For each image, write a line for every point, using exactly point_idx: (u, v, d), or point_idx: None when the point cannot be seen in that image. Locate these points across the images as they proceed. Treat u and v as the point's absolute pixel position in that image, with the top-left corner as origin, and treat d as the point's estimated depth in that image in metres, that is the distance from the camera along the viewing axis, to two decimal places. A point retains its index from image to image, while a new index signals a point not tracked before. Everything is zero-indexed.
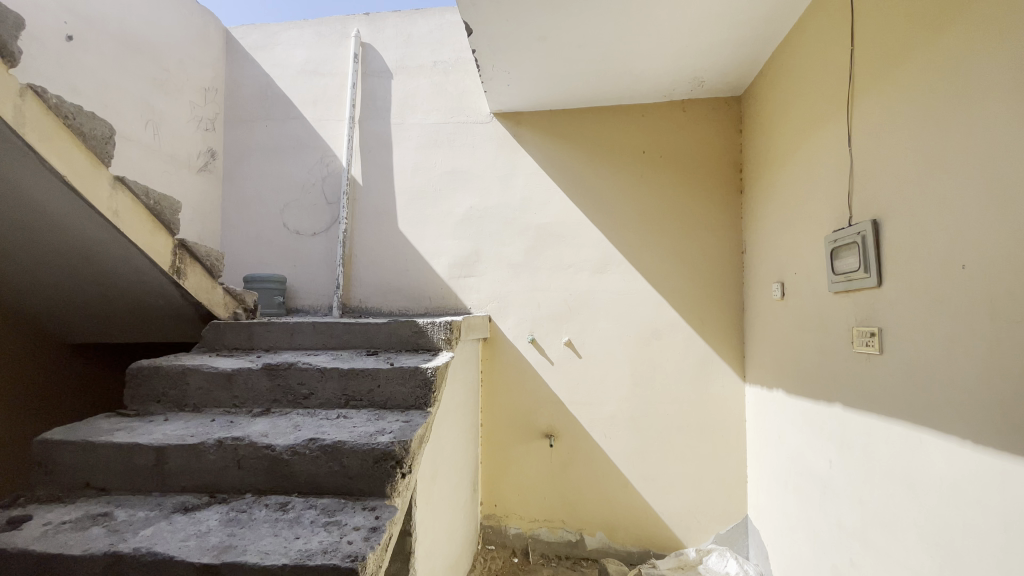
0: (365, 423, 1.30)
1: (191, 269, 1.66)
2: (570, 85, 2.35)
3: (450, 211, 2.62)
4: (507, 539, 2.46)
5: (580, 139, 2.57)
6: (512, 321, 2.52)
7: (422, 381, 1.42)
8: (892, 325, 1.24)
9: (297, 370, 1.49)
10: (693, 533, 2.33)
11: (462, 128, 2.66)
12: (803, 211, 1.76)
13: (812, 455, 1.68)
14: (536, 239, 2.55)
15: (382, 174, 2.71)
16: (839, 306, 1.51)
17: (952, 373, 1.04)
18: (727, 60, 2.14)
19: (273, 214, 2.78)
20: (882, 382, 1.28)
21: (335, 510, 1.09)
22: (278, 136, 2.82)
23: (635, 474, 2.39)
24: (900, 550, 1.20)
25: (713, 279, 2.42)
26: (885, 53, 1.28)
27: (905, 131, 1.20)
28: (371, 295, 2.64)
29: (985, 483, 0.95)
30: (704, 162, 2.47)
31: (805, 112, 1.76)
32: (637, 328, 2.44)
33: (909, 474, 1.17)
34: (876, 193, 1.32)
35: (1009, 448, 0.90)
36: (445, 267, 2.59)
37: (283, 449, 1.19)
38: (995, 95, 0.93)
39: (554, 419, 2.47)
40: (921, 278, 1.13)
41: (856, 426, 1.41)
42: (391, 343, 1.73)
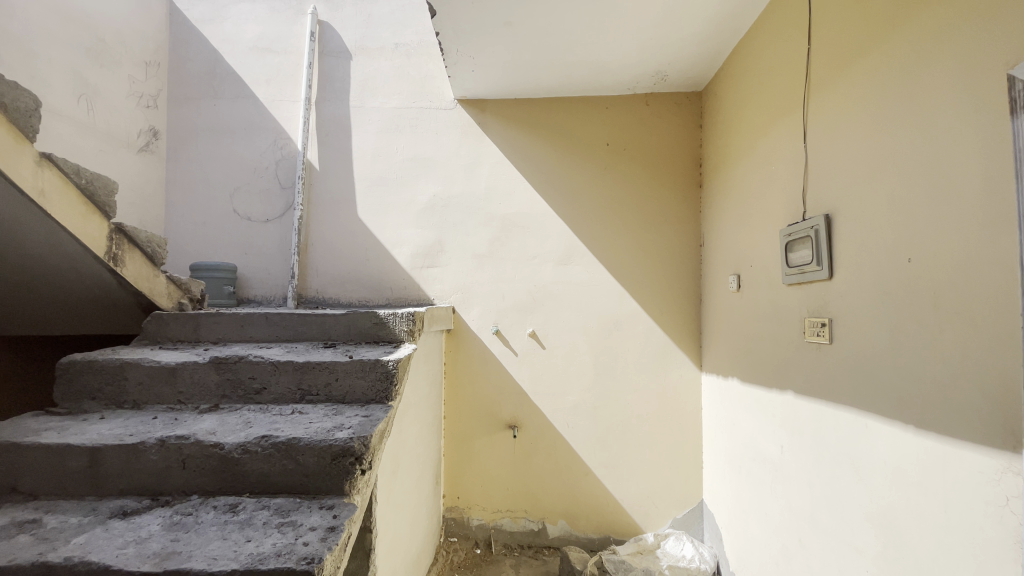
0: (322, 419, 1.25)
1: (130, 255, 1.54)
2: (536, 74, 2.33)
3: (413, 198, 2.56)
4: (469, 531, 2.46)
5: (545, 130, 2.55)
6: (476, 312, 2.49)
7: (383, 373, 1.38)
8: (842, 317, 1.29)
9: (248, 363, 1.41)
10: (651, 518, 2.40)
11: (425, 114, 2.59)
12: (759, 206, 1.81)
13: (764, 440, 1.75)
14: (500, 229, 2.52)
15: (340, 159, 2.60)
16: (792, 298, 1.56)
17: (897, 362, 1.09)
18: (690, 55, 2.17)
19: (222, 199, 2.63)
20: (832, 370, 1.34)
21: (289, 510, 1.04)
22: (227, 116, 2.66)
23: (596, 463, 2.43)
24: (846, 529, 1.26)
25: (674, 271, 2.47)
26: (840, 53, 1.32)
27: (858, 129, 1.24)
28: (328, 285, 2.55)
29: (926, 466, 1.01)
30: (665, 156, 2.51)
31: (764, 107, 1.80)
32: (599, 319, 2.46)
33: (856, 457, 1.23)
34: (829, 189, 1.36)
35: (946, 433, 0.96)
36: (408, 257, 2.53)
37: (232, 447, 1.13)
38: (944, 94, 0.97)
39: (517, 410, 2.47)
40: (871, 271, 1.18)
41: (806, 412, 1.47)
42: (350, 335, 1.67)
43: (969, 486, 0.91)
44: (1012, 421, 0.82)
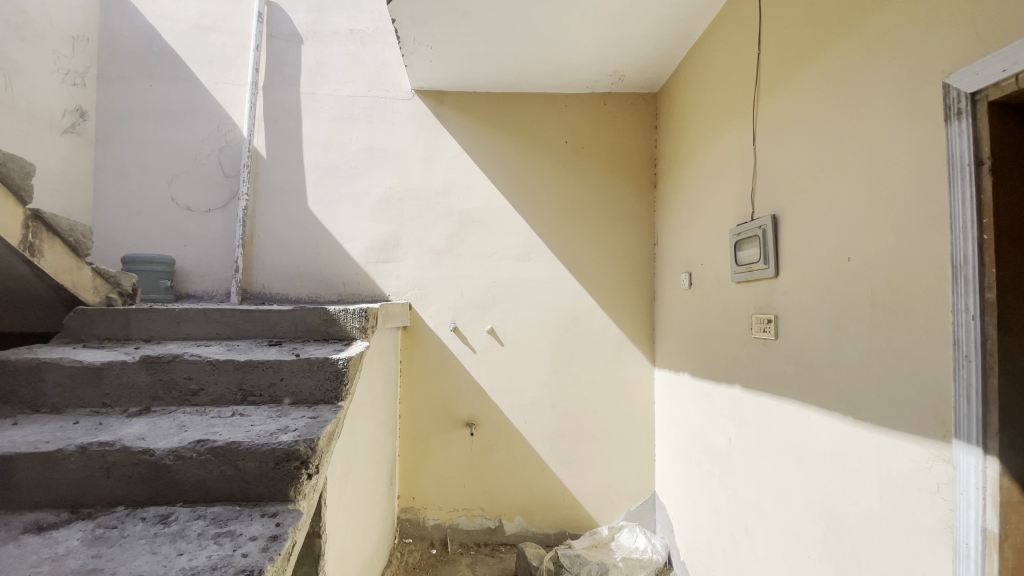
0: (265, 421, 1.18)
1: (49, 245, 1.40)
2: (496, 68, 2.30)
3: (367, 190, 2.48)
4: (425, 531, 2.42)
5: (504, 125, 2.53)
6: (433, 308, 2.45)
7: (333, 372, 1.32)
8: (787, 313, 1.35)
9: (184, 363, 1.32)
10: (606, 512, 2.43)
11: (381, 103, 2.51)
12: (710, 206, 1.87)
13: (713, 433, 1.81)
14: (458, 224, 2.48)
15: (289, 147, 2.48)
16: (740, 295, 1.62)
17: (836, 358, 1.15)
18: (647, 56, 2.21)
19: (159, 187, 2.45)
20: (776, 365, 1.40)
21: (228, 520, 0.98)
22: (165, 98, 2.48)
23: (553, 458, 2.44)
24: (789, 516, 1.32)
25: (629, 268, 2.51)
26: (788, 59, 1.37)
27: (804, 133, 1.29)
28: (276, 280, 2.43)
29: (862, 455, 1.06)
30: (622, 155, 2.54)
31: (717, 110, 1.85)
32: (557, 315, 2.47)
33: (798, 448, 1.29)
34: (776, 190, 1.41)
35: (881, 424, 1.01)
36: (362, 251, 2.45)
37: (164, 453, 1.04)
38: (884, 101, 1.02)
39: (474, 407, 2.44)
40: (814, 270, 1.23)
41: (752, 405, 1.53)
42: (298, 332, 1.59)
43: (902, 473, 0.96)
44: (941, 412, 0.88)
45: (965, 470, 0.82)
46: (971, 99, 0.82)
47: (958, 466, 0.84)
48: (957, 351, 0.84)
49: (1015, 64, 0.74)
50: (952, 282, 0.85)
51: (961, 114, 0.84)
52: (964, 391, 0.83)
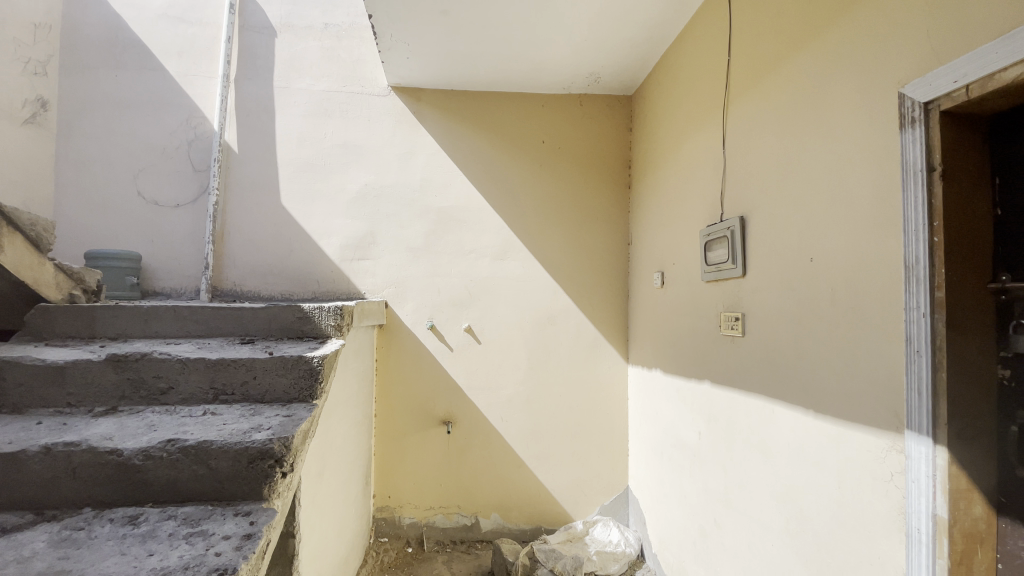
0: (237, 420, 1.16)
1: (10, 241, 1.33)
2: (473, 67, 2.30)
3: (343, 186, 2.45)
4: (400, 530, 2.41)
5: (482, 124, 2.53)
6: (409, 307, 2.44)
7: (307, 371, 1.31)
8: (753, 311, 1.40)
9: (153, 362, 1.29)
10: (581, 506, 2.47)
11: (356, 99, 2.48)
12: (682, 207, 1.92)
13: (684, 428, 1.86)
14: (436, 222, 2.48)
15: (262, 142, 2.44)
16: (710, 294, 1.67)
17: (799, 354, 1.20)
18: (623, 59, 2.24)
19: (125, 181, 2.38)
20: (743, 361, 1.45)
21: (200, 520, 0.97)
22: (131, 89, 2.40)
23: (529, 454, 2.47)
24: (755, 506, 1.37)
25: (604, 267, 2.55)
26: (757, 66, 1.42)
27: (771, 138, 1.34)
28: (248, 277, 2.39)
29: (822, 446, 1.11)
30: (598, 156, 2.58)
31: (689, 113, 1.90)
32: (533, 313, 2.50)
33: (764, 441, 1.34)
34: (744, 193, 1.46)
35: (840, 417, 1.07)
36: (337, 248, 2.42)
37: (132, 453, 1.02)
38: (845, 108, 1.07)
39: (451, 405, 2.45)
40: (779, 270, 1.29)
41: (721, 400, 1.58)
42: (271, 330, 1.57)
43: (859, 462, 1.01)
44: (894, 404, 0.93)
45: (916, 459, 0.88)
46: (925, 108, 0.87)
47: (909, 455, 0.89)
48: (909, 346, 0.89)
49: (966, 76, 0.79)
50: (905, 282, 0.90)
51: (915, 122, 0.89)
52: (915, 385, 0.88)
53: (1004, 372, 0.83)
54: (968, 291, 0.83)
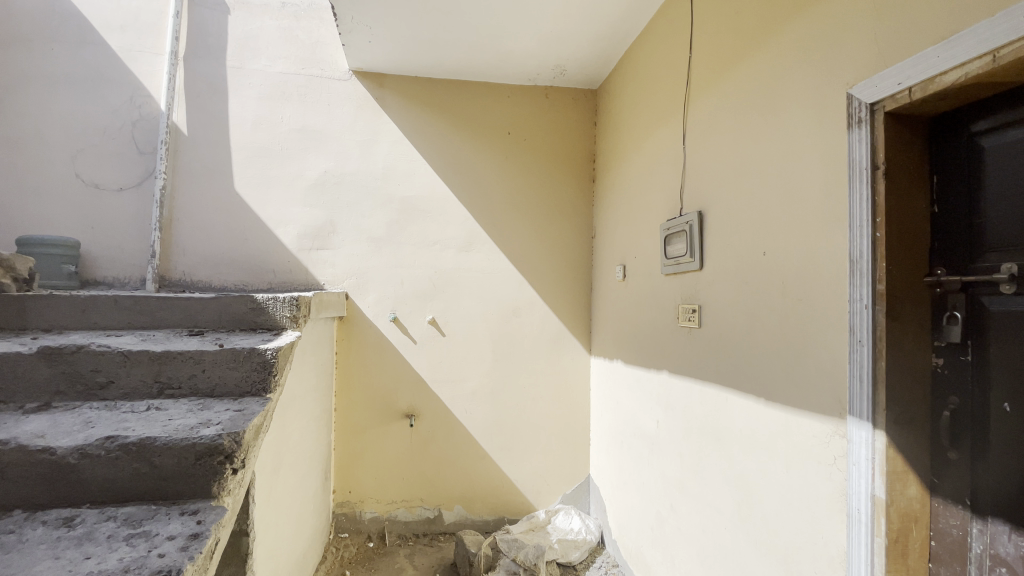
0: (184, 415, 1.11)
1: None
2: (438, 54, 2.26)
3: (301, 173, 2.36)
4: (361, 525, 2.37)
5: (447, 113, 2.49)
6: (371, 298, 2.39)
7: (260, 364, 1.26)
8: (709, 303, 1.44)
9: (90, 354, 1.21)
10: (543, 496, 2.50)
11: (316, 83, 2.39)
12: (643, 200, 1.95)
13: (643, 416, 1.91)
14: (399, 212, 2.43)
15: (213, 125, 2.32)
16: (669, 286, 1.71)
17: (752, 344, 1.24)
18: (588, 52, 2.25)
19: (61, 162, 2.21)
20: (699, 351, 1.49)
21: (142, 520, 0.92)
22: (67, 63, 2.23)
23: (493, 446, 2.47)
24: (709, 491, 1.42)
25: (568, 260, 2.57)
26: (716, 62, 1.45)
27: (728, 134, 1.37)
28: (198, 266, 2.28)
29: (773, 432, 1.16)
30: (563, 149, 2.59)
31: (651, 109, 1.92)
32: (497, 306, 2.49)
33: (718, 428, 1.38)
34: (702, 188, 1.50)
35: (789, 404, 1.11)
36: (294, 237, 2.34)
37: (66, 452, 0.95)
38: (798, 106, 1.10)
39: (413, 398, 2.42)
40: (734, 263, 1.33)
41: (678, 389, 1.62)
42: (221, 322, 1.50)
43: (806, 446, 1.06)
44: (838, 392, 0.98)
45: (857, 443, 0.92)
46: (870, 109, 0.91)
47: (851, 439, 0.94)
48: (852, 336, 0.93)
49: (908, 79, 0.83)
50: (849, 276, 0.94)
51: (861, 122, 0.92)
52: (857, 372, 0.92)
53: (937, 360, 0.88)
54: (905, 283, 0.88)
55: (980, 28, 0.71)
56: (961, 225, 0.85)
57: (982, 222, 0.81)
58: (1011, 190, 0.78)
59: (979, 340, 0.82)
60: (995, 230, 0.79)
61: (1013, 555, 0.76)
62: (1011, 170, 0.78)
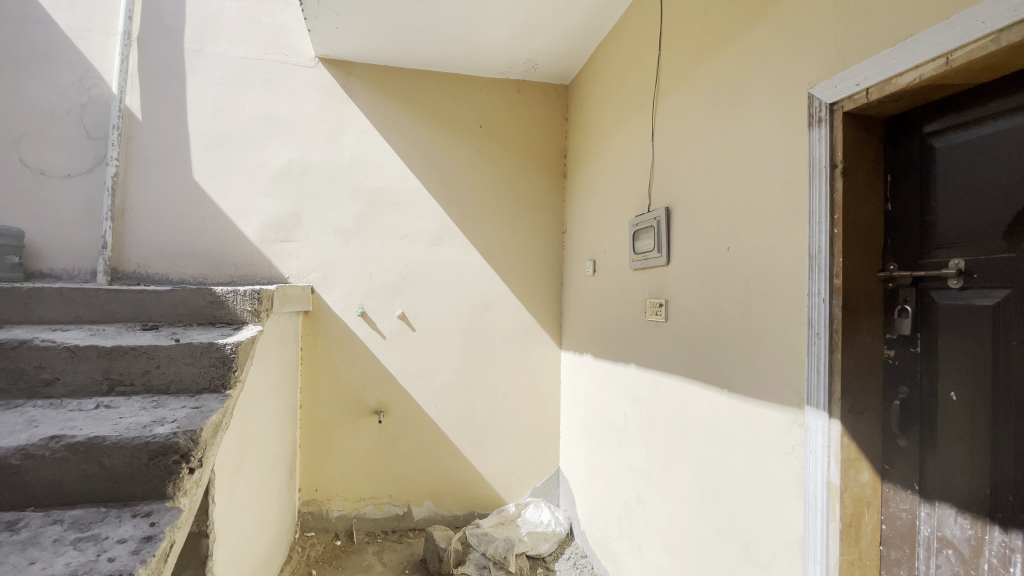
0: (137, 414, 1.06)
1: None
2: (408, 44, 2.22)
3: (264, 162, 2.28)
4: (328, 523, 2.33)
5: (417, 104, 2.45)
6: (339, 293, 2.33)
7: (218, 359, 1.20)
8: (676, 297, 1.47)
9: (34, 350, 1.14)
10: (514, 490, 2.51)
11: (280, 69, 2.31)
12: (613, 195, 1.96)
13: (611, 409, 1.93)
14: (367, 204, 2.38)
15: (169, 110, 2.21)
16: (637, 280, 1.73)
17: (716, 338, 1.27)
18: (559, 47, 2.25)
19: (2, 146, 2.08)
20: (665, 345, 1.52)
21: (92, 524, 0.87)
22: (8, 40, 2.09)
23: (464, 441, 2.46)
24: (675, 481, 1.45)
25: (539, 255, 2.57)
26: (685, 60, 1.47)
27: (695, 131, 1.39)
28: (154, 258, 2.17)
29: (735, 422, 1.19)
30: (534, 143, 2.58)
31: (621, 104, 1.94)
32: (468, 300, 2.47)
33: (683, 419, 1.41)
34: (669, 184, 1.52)
35: (750, 395, 1.14)
36: (257, 229, 2.26)
37: (6, 452, 0.90)
38: (762, 105, 1.13)
39: (382, 394, 2.38)
40: (699, 258, 1.35)
41: (645, 382, 1.65)
42: (177, 316, 1.44)
43: (766, 436, 1.09)
44: (796, 382, 1.01)
45: (814, 432, 0.95)
46: (830, 109, 0.94)
47: (809, 428, 0.97)
48: (810, 330, 0.97)
49: (866, 80, 0.86)
50: (808, 270, 0.97)
51: (821, 121, 0.95)
52: (814, 364, 0.96)
53: (889, 352, 0.92)
54: (860, 278, 0.92)
55: (933, 32, 0.74)
56: (913, 223, 0.89)
57: (933, 220, 0.85)
58: (960, 190, 0.81)
59: (929, 333, 0.86)
60: (945, 228, 0.83)
61: (958, 537, 0.81)
62: (960, 170, 0.82)
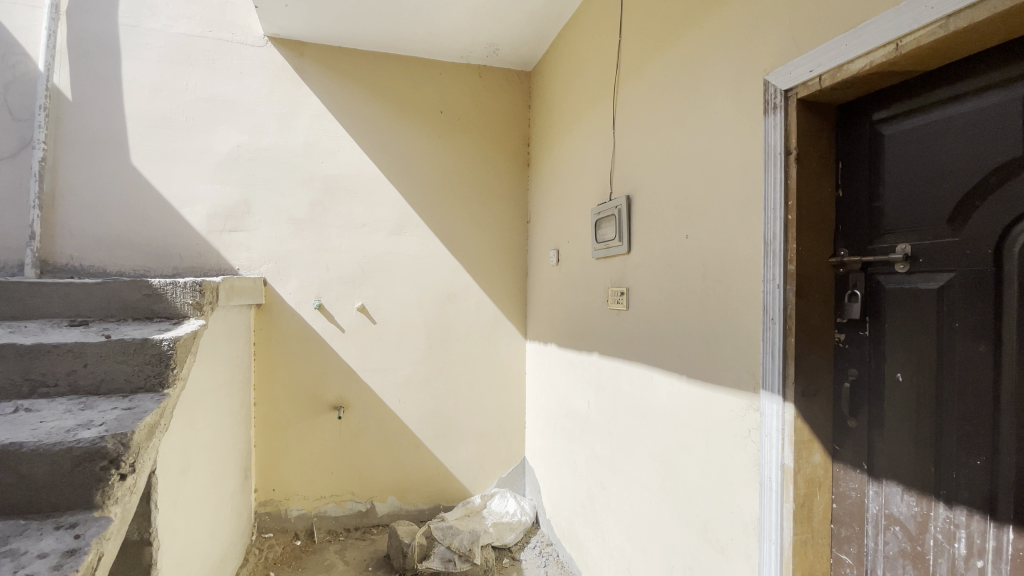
0: (60, 417, 0.97)
1: None
2: (363, 24, 2.12)
3: (210, 146, 2.15)
4: (288, 523, 2.26)
5: (375, 88, 2.36)
6: (293, 285, 2.24)
7: (154, 356, 1.12)
8: (637, 286, 1.47)
9: None
10: (479, 481, 2.49)
11: (226, 48, 2.18)
12: (575, 183, 1.95)
13: (575, 398, 1.93)
14: (323, 192, 2.29)
15: (103, 90, 2.05)
16: (599, 269, 1.73)
17: (675, 325, 1.28)
18: (520, 32, 2.21)
19: None
20: (627, 333, 1.52)
21: (10, 538, 0.80)
22: None
23: (428, 434, 2.42)
24: (637, 468, 1.46)
25: (503, 245, 2.54)
26: (644, 46, 1.46)
27: (655, 118, 1.39)
28: (89, 250, 2.03)
29: (694, 408, 1.20)
30: (496, 131, 2.54)
31: (582, 91, 1.91)
32: (431, 291, 2.42)
33: (645, 406, 1.42)
34: (630, 172, 1.52)
35: (708, 381, 1.15)
36: (204, 218, 2.14)
37: None
38: (719, 92, 1.13)
39: (342, 388, 2.31)
40: (659, 246, 1.36)
41: (607, 370, 1.65)
42: (110, 311, 1.34)
43: (724, 420, 1.10)
44: (751, 367, 1.02)
45: (770, 415, 0.97)
46: (784, 96, 0.94)
47: (764, 412, 0.98)
48: (765, 315, 0.98)
49: (819, 66, 0.86)
50: (763, 257, 0.98)
51: (776, 108, 0.96)
52: (769, 349, 0.97)
53: (839, 336, 0.94)
54: (813, 264, 0.93)
55: (885, 18, 0.75)
56: (861, 209, 0.91)
57: (881, 206, 0.87)
58: (907, 176, 0.83)
59: (877, 316, 0.88)
60: (892, 213, 0.85)
61: (905, 514, 0.83)
62: (907, 156, 0.83)
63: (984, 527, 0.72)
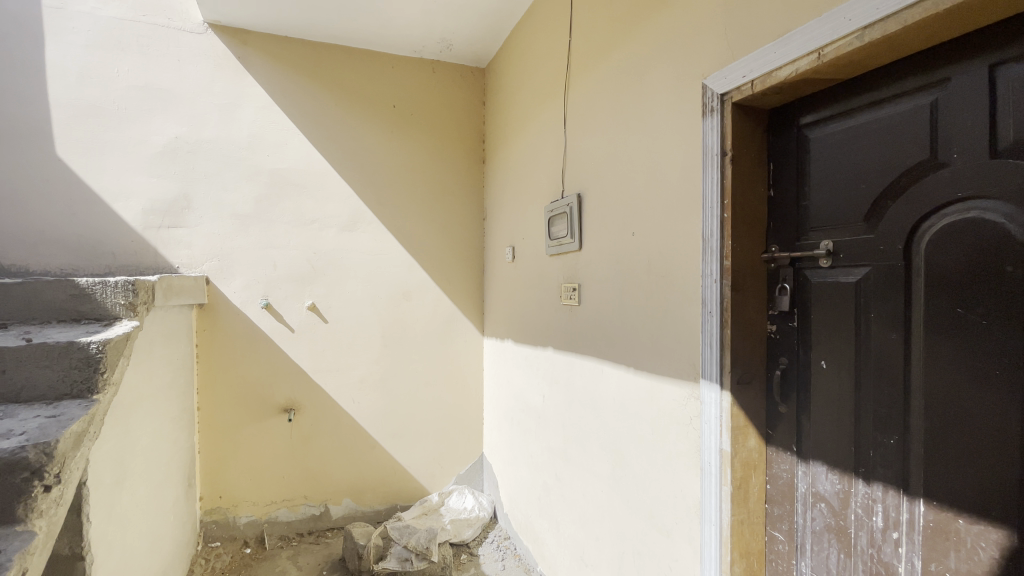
0: None
1: None
2: (310, 14, 2.06)
3: (145, 138, 2.03)
4: (236, 531, 2.17)
5: (324, 81, 2.30)
6: (239, 284, 2.15)
7: (80, 360, 1.05)
8: (587, 281, 1.50)
9: None
10: (436, 479, 2.48)
11: (162, 33, 2.06)
12: (529, 180, 1.97)
13: (530, 392, 1.96)
14: (270, 187, 2.21)
15: (21, 74, 1.89)
16: (552, 265, 1.76)
17: (623, 319, 1.32)
18: (473, 29, 2.20)
19: None
20: (578, 328, 1.56)
21: None
22: None
23: (383, 434, 2.39)
24: (589, 459, 1.50)
25: (458, 242, 2.53)
26: (592, 47, 1.49)
27: (603, 117, 1.42)
28: (7, 247, 1.88)
29: (641, 398, 1.25)
30: (451, 127, 2.52)
31: (534, 89, 1.94)
32: (386, 289, 2.39)
33: (596, 398, 1.46)
34: (580, 170, 1.55)
35: (653, 372, 1.20)
36: (139, 213, 2.02)
37: None
38: (661, 94, 1.17)
39: (292, 390, 2.24)
40: (608, 242, 1.39)
41: (560, 363, 1.68)
42: (31, 313, 1.25)
43: (668, 409, 1.15)
44: (692, 358, 1.07)
45: (709, 403, 1.01)
46: (721, 100, 0.99)
47: (703, 401, 1.03)
48: (704, 308, 1.02)
49: (751, 72, 0.91)
50: (702, 253, 1.03)
51: (713, 111, 1.00)
52: (708, 340, 1.01)
53: (771, 327, 1.00)
54: (746, 259, 0.98)
55: (808, 28, 0.80)
56: (790, 208, 0.97)
57: (807, 205, 0.93)
58: (829, 177, 0.89)
59: (804, 308, 0.94)
60: (817, 212, 0.91)
61: (829, 491, 0.90)
62: (829, 158, 0.89)
63: (899, 501, 0.78)
